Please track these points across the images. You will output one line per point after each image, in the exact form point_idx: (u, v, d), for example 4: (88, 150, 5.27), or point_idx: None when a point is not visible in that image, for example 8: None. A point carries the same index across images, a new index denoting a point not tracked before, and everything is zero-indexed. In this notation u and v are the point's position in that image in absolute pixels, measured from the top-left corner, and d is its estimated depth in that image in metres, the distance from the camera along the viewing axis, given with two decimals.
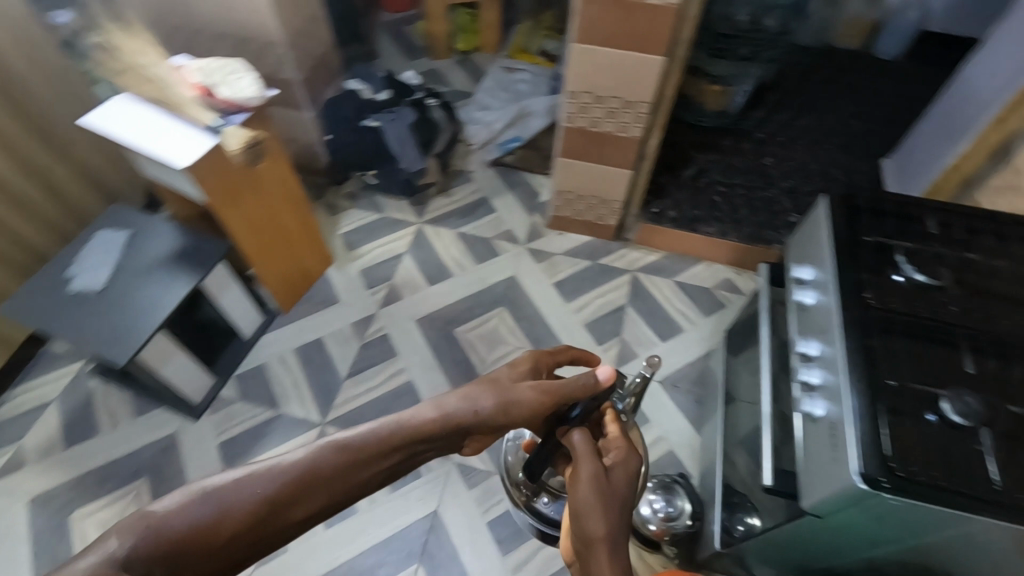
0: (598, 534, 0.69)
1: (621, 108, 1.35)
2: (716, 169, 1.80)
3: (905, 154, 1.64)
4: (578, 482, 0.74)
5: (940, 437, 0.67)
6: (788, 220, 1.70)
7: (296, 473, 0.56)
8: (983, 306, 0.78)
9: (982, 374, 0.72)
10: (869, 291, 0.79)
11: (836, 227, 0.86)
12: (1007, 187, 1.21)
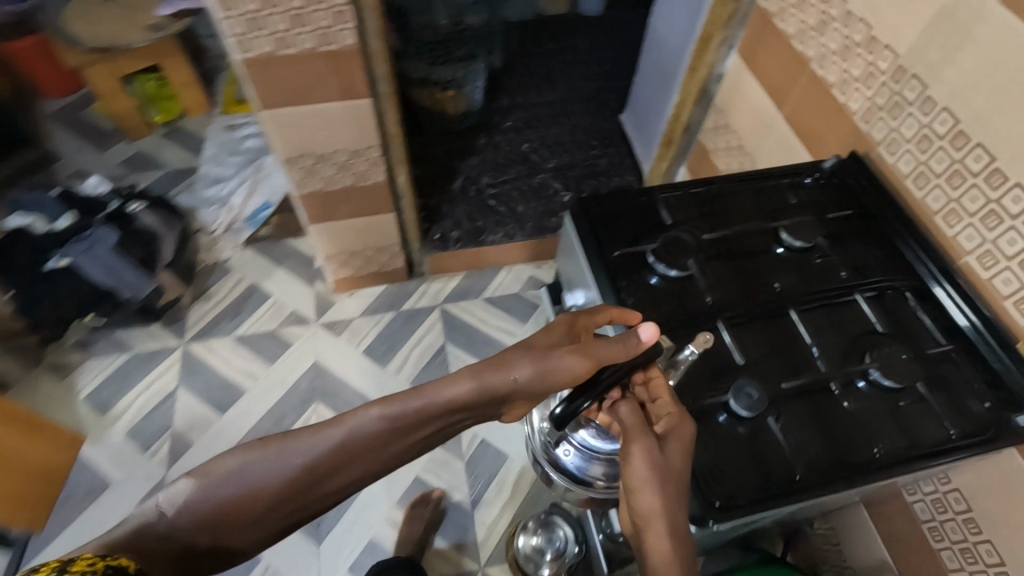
0: (655, 538, 0.57)
1: (352, 158, 1.21)
2: (481, 174, 1.77)
3: (634, 107, 1.74)
4: (633, 462, 0.61)
5: (735, 440, 0.67)
6: (561, 201, 1.72)
7: (339, 439, 0.59)
8: (728, 280, 0.79)
9: (748, 356, 0.73)
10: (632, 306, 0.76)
11: (586, 243, 0.81)
12: (716, 126, 1.30)
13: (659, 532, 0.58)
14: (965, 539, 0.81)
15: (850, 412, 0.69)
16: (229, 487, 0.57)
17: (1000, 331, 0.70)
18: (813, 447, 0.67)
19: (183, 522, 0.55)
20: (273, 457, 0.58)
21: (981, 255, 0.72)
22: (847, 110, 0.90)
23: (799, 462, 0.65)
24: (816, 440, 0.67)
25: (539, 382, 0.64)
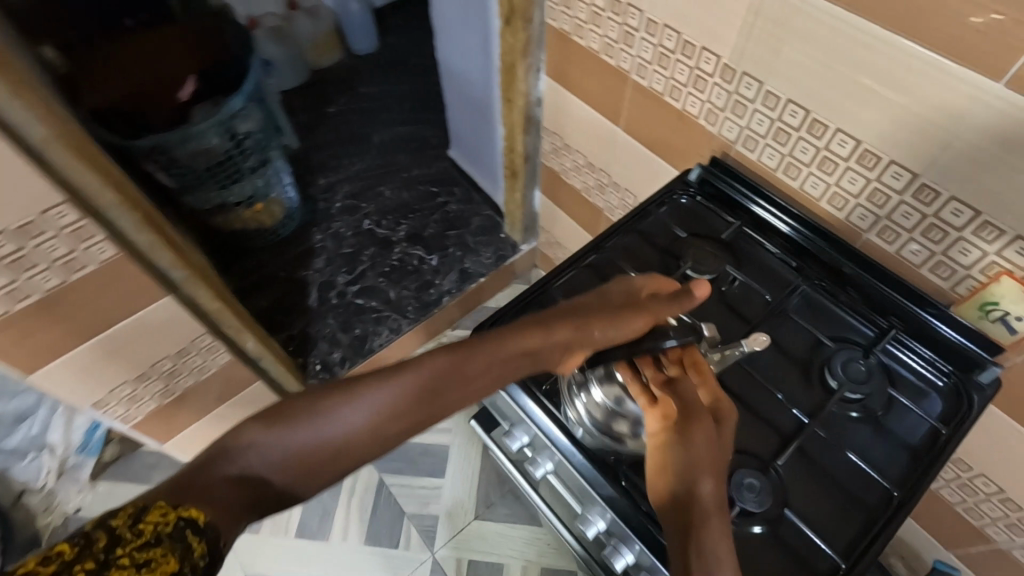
0: (712, 524, 0.51)
1: (182, 356, 1.00)
2: (333, 273, 1.57)
3: (460, 141, 1.62)
4: (691, 436, 0.56)
5: (771, 553, 0.59)
6: (430, 268, 1.57)
7: (395, 391, 0.55)
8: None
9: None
10: (581, 436, 0.68)
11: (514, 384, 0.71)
12: (554, 147, 1.22)
13: (714, 519, 0.51)
14: (958, 475, 0.82)
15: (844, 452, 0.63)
16: (284, 427, 0.51)
17: (927, 300, 0.69)
18: (831, 513, 0.60)
19: (241, 466, 0.49)
20: (334, 397, 0.53)
21: (880, 231, 0.70)
22: (688, 116, 0.84)
23: (827, 539, 0.59)
24: (829, 503, 0.61)
25: (597, 335, 0.60)
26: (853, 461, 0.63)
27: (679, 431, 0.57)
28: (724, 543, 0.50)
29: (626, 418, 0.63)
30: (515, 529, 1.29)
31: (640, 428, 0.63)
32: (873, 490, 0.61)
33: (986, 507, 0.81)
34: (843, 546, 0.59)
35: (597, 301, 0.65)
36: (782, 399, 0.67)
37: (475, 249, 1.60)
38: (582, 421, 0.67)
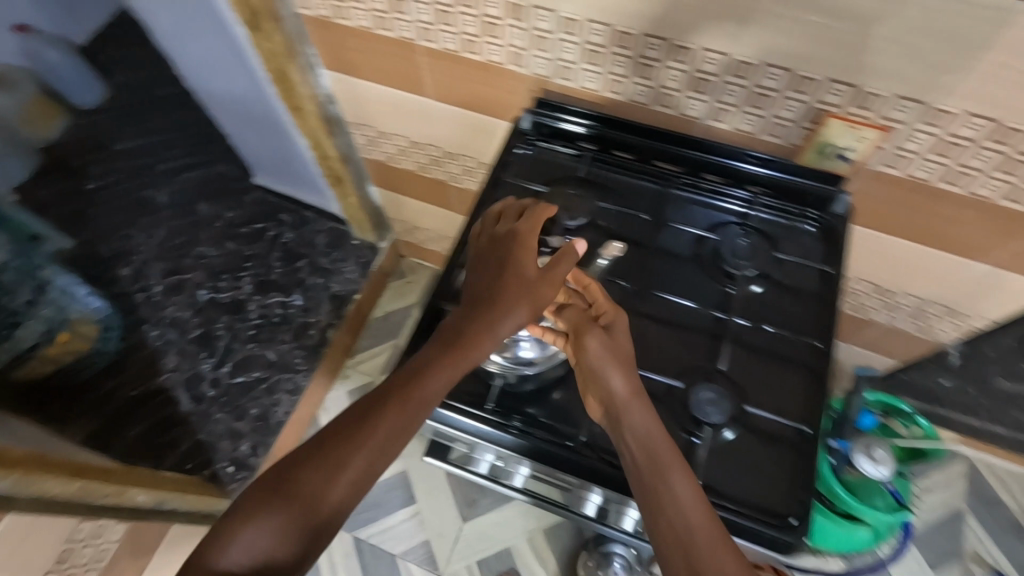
0: (629, 413, 0.55)
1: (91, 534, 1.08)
2: (194, 363, 1.36)
3: (262, 165, 1.42)
4: (591, 348, 0.58)
5: (753, 448, 0.62)
6: (297, 309, 1.42)
7: (363, 435, 0.52)
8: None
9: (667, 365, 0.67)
10: (535, 429, 0.64)
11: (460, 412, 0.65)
12: (369, 138, 1.11)
13: (631, 411, 0.56)
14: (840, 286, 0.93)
15: (767, 327, 0.68)
16: (250, 515, 0.48)
17: (774, 160, 0.73)
18: (780, 386, 0.65)
19: (220, 569, 0.46)
20: (303, 461, 0.51)
21: (713, 114, 0.72)
22: (494, 65, 0.79)
23: (786, 409, 0.64)
24: (775, 378, 0.66)
25: (510, 316, 0.58)
26: (777, 332, 0.68)
27: (580, 349, 0.59)
28: (648, 426, 0.55)
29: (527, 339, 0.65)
30: (506, 511, 1.29)
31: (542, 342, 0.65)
32: (802, 348, 0.67)
33: (867, 301, 0.94)
34: (800, 409, 0.64)
35: (498, 271, 0.60)
36: (700, 305, 0.70)
37: (335, 268, 1.47)
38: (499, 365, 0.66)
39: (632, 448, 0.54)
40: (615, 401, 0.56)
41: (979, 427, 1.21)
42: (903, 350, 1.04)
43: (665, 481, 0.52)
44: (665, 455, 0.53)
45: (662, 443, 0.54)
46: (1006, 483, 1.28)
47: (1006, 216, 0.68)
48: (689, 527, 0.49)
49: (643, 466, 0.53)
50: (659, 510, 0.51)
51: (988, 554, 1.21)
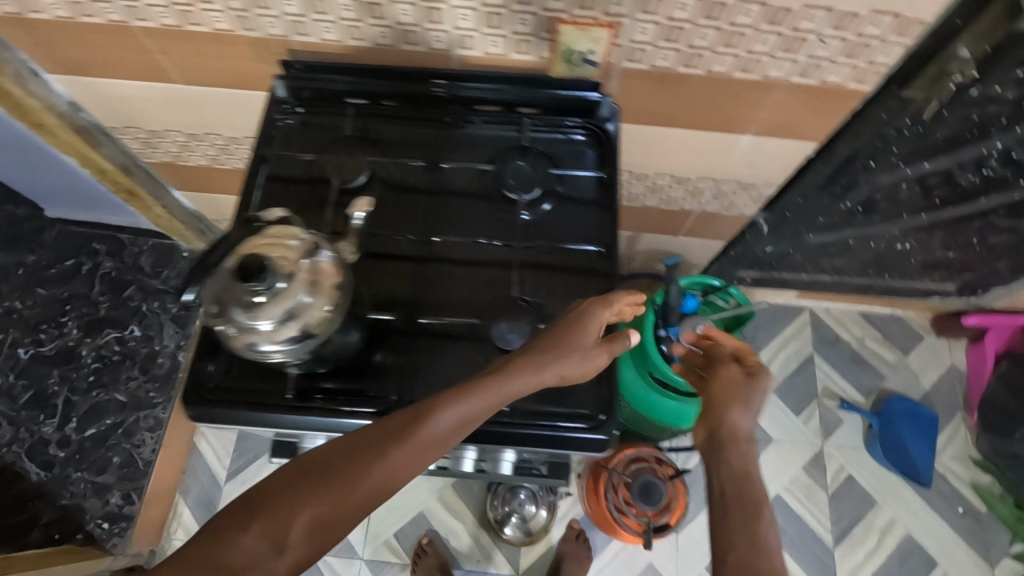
0: (728, 454, 0.58)
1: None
2: (31, 429, 1.21)
3: (45, 196, 1.25)
4: (726, 395, 0.62)
5: None
6: (138, 341, 1.31)
7: (414, 448, 0.52)
8: (380, 275, 0.69)
9: (464, 305, 0.68)
10: (336, 396, 0.63)
11: (261, 406, 0.62)
12: (143, 141, 1.00)
13: (735, 455, 0.58)
14: (646, 184, 0.97)
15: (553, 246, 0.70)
16: (232, 527, 0.47)
17: (530, 79, 0.73)
18: (573, 298, 0.68)
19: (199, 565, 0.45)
20: (340, 453, 0.51)
21: (459, 43, 0.70)
22: (224, 33, 0.72)
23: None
24: (566, 290, 0.68)
25: (572, 366, 0.58)
26: (564, 248, 0.70)
27: (715, 394, 0.63)
28: (741, 465, 0.56)
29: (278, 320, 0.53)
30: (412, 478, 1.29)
31: (300, 320, 0.53)
32: (589, 256, 0.70)
33: (673, 194, 0.99)
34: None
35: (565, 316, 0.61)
36: (485, 239, 0.71)
37: (169, 288, 1.35)
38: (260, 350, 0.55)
39: (722, 479, 0.56)
40: (725, 444, 0.59)
41: (808, 280, 1.35)
42: (720, 229, 1.12)
43: (740, 511, 0.53)
44: (749, 494, 0.54)
45: (747, 479, 0.55)
46: (841, 321, 1.44)
47: (746, 87, 0.72)
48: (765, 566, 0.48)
49: (725, 497, 0.54)
50: (726, 534, 0.52)
51: (836, 386, 1.37)
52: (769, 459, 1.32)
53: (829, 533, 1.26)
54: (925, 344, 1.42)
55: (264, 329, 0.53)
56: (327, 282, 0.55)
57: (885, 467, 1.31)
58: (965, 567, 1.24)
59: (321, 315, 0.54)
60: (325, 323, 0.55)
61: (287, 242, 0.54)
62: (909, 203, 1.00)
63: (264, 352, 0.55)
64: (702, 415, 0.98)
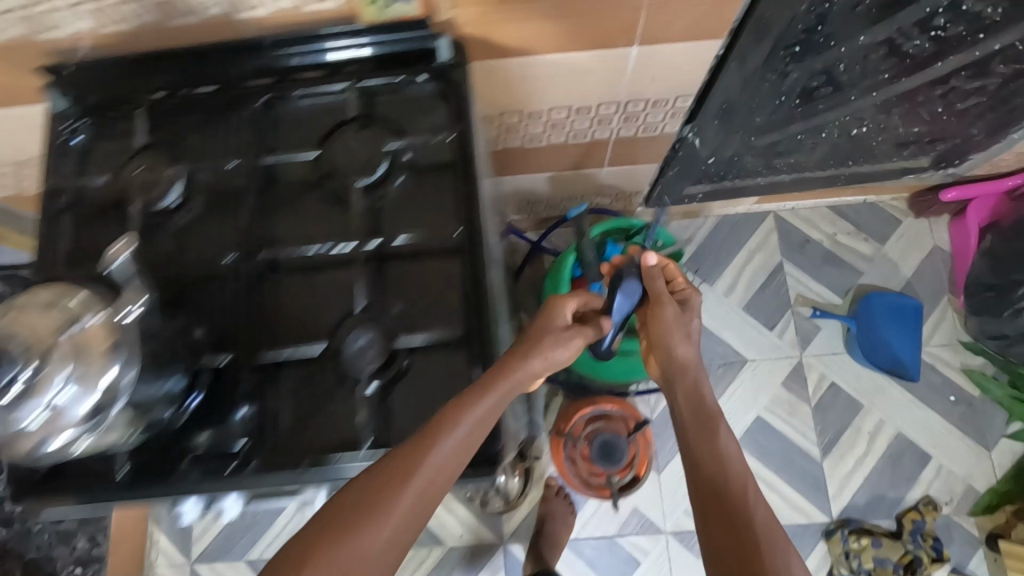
0: (731, 459, 0.56)
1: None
2: None
3: None
4: (681, 322, 0.67)
5: (424, 368, 0.57)
6: None
7: (435, 477, 0.49)
8: (213, 306, 0.59)
9: (314, 323, 0.59)
10: (187, 463, 0.55)
11: (110, 486, 0.55)
12: None
13: (738, 464, 0.56)
14: (543, 124, 0.84)
15: (399, 241, 0.60)
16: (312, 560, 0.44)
17: (334, 37, 0.62)
18: (434, 294, 0.59)
19: None
20: (371, 487, 0.48)
21: (235, 5, 0.58)
22: None
23: (445, 318, 0.58)
24: (425, 284, 0.59)
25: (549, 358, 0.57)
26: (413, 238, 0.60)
27: (665, 320, 0.67)
28: (740, 473, 0.55)
29: (57, 403, 0.44)
30: None
31: (84, 394, 0.45)
32: (444, 248, 0.60)
33: (577, 126, 0.85)
34: (461, 316, 0.58)
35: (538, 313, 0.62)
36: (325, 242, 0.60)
37: None
38: (65, 438, 0.46)
39: (720, 477, 0.54)
40: (716, 429, 0.59)
41: (765, 184, 1.21)
42: (649, 153, 0.95)
43: (769, 552, 0.49)
44: (776, 540, 0.50)
45: (768, 522, 0.51)
46: (810, 220, 1.32)
47: None
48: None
49: (736, 523, 0.51)
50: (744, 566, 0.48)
51: (809, 292, 1.27)
52: (746, 382, 1.24)
53: (816, 446, 1.20)
54: (905, 229, 1.30)
55: (47, 421, 0.44)
56: (97, 345, 0.45)
57: (868, 368, 1.23)
58: (960, 457, 1.18)
59: (104, 389, 0.45)
60: (120, 390, 0.47)
61: (34, 314, 0.45)
62: (851, 85, 0.86)
63: (70, 440, 0.47)
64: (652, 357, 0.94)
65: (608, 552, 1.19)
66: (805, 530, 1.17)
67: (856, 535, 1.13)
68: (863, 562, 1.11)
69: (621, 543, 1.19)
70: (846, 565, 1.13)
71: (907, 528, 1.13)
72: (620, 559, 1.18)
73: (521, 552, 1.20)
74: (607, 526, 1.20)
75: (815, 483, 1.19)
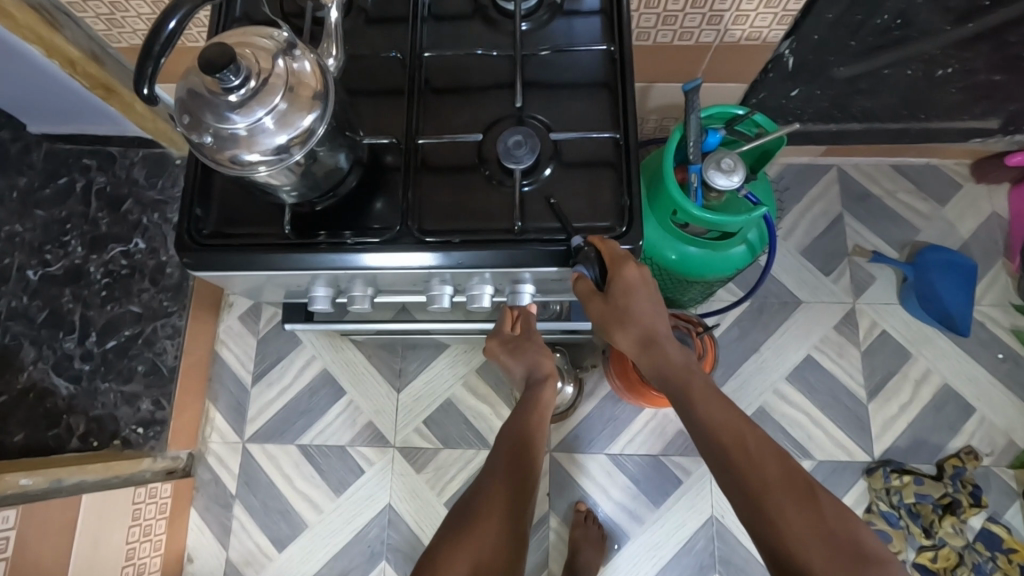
0: (735, 421, 0.56)
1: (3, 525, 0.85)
2: (52, 346, 1.16)
3: (23, 110, 1.17)
4: (620, 314, 0.61)
5: (568, 172, 0.62)
6: (143, 253, 1.27)
7: (524, 480, 0.65)
8: (374, 105, 0.65)
9: (466, 126, 0.64)
10: (345, 232, 0.61)
11: (270, 246, 0.60)
12: (105, 20, 0.95)
13: (745, 423, 0.56)
14: (657, 16, 0.91)
15: (545, 52, 0.66)
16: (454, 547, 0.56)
17: None
18: (580, 109, 0.64)
19: None
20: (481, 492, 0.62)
21: None
22: None
23: (590, 129, 0.64)
24: (572, 99, 0.65)
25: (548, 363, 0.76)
26: (558, 52, 0.66)
27: (607, 316, 0.61)
28: (744, 432, 0.55)
29: (266, 121, 0.47)
30: (434, 367, 1.29)
31: (289, 118, 0.48)
32: (591, 71, 0.66)
33: (688, 23, 0.92)
34: (605, 127, 0.64)
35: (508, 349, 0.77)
36: (484, 54, 0.66)
37: (168, 198, 1.31)
38: (257, 162, 0.49)
39: (729, 450, 0.55)
40: (708, 399, 0.58)
41: (841, 131, 1.20)
42: (746, 67, 1.03)
43: (794, 508, 0.51)
44: (799, 488, 0.52)
45: (784, 470, 0.53)
46: (872, 175, 1.35)
47: None
48: (880, 566, 0.47)
49: (756, 491, 0.52)
50: (775, 528, 0.50)
51: (866, 242, 1.31)
52: (799, 321, 1.26)
53: (863, 388, 1.23)
54: (964, 193, 1.33)
55: (252, 133, 0.48)
56: (307, 89, 0.49)
57: (919, 319, 1.26)
58: (1004, 411, 1.21)
59: (300, 129, 0.48)
60: (310, 138, 0.50)
61: (255, 41, 0.49)
62: (952, 13, 0.91)
63: (257, 167, 0.49)
64: (753, 244, 0.92)
65: (652, 466, 1.21)
66: (844, 467, 1.19)
67: (899, 473, 1.15)
68: (904, 498, 1.14)
69: (664, 459, 1.21)
70: (886, 501, 1.15)
71: (947, 472, 1.16)
72: (663, 479, 1.20)
73: (565, 459, 1.21)
74: (652, 442, 1.22)
75: (859, 424, 1.21)
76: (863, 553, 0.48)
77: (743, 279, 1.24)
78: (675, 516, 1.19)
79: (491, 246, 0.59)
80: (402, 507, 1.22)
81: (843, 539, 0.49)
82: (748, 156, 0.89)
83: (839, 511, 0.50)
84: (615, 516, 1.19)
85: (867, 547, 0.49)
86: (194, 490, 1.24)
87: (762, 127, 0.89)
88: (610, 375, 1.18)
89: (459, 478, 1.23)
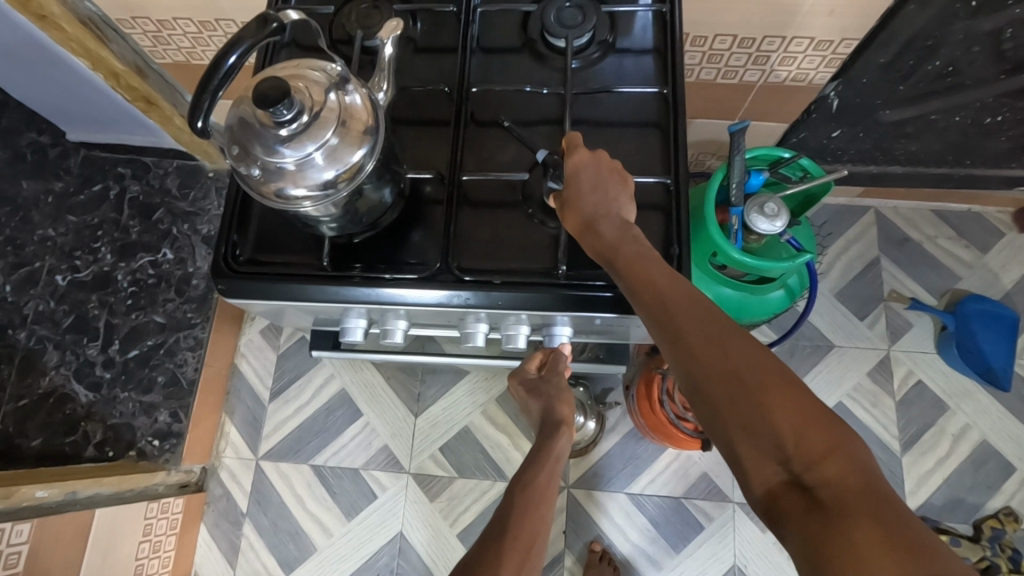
0: (656, 275, 0.50)
1: (16, 539, 0.84)
2: (76, 352, 1.17)
3: (65, 116, 1.18)
4: (564, 199, 0.56)
5: None
6: (171, 264, 1.26)
7: (534, 534, 0.59)
8: (420, 137, 0.64)
9: (513, 164, 0.63)
10: (383, 266, 0.59)
11: (306, 276, 0.59)
12: (151, 37, 0.95)
13: (670, 278, 0.50)
14: (703, 53, 0.89)
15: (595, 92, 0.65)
16: None
17: None
18: (630, 152, 0.63)
19: None
20: (487, 544, 0.56)
21: None
22: None
23: (641, 173, 0.62)
24: (622, 141, 0.63)
25: (563, 407, 0.72)
26: (608, 92, 0.65)
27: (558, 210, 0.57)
28: (665, 289, 0.49)
29: (317, 155, 0.46)
30: (454, 393, 1.27)
31: (338, 154, 0.47)
32: (641, 114, 0.64)
33: (734, 61, 0.91)
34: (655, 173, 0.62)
35: (531, 396, 0.74)
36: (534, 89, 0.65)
37: (198, 210, 1.30)
38: (301, 194, 0.48)
39: (649, 308, 0.49)
40: (634, 261, 0.51)
41: (881, 174, 1.17)
42: (788, 107, 1.02)
43: (708, 348, 0.45)
44: (715, 330, 0.45)
45: (703, 313, 0.47)
46: (911, 220, 1.31)
47: None
48: (792, 392, 0.42)
49: (673, 338, 0.47)
50: (693, 380, 0.45)
51: (904, 289, 1.27)
52: (831, 366, 1.23)
53: (897, 440, 1.18)
54: (1007, 242, 1.29)
55: (300, 165, 0.47)
56: (358, 123, 0.48)
57: (958, 371, 1.21)
58: None
59: (349, 165, 0.48)
60: (358, 173, 0.49)
61: (309, 75, 0.48)
62: (1007, 61, 0.87)
63: (302, 199, 0.48)
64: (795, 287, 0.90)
65: (671, 507, 1.17)
66: None
67: None
68: None
69: (683, 502, 1.18)
70: None
71: (985, 534, 1.11)
72: (683, 522, 1.16)
73: (579, 496, 1.18)
74: (674, 484, 1.18)
75: (892, 478, 1.16)
76: (778, 385, 0.42)
77: (777, 321, 1.22)
78: (694, 561, 1.14)
79: (532, 288, 0.57)
80: (413, 535, 1.19)
81: (757, 376, 0.42)
82: (791, 199, 0.88)
83: (755, 346, 0.44)
84: (630, 558, 1.15)
85: (778, 371, 0.43)
86: (205, 506, 1.22)
87: (807, 171, 0.86)
88: (633, 413, 1.15)
89: (473, 510, 1.20)
